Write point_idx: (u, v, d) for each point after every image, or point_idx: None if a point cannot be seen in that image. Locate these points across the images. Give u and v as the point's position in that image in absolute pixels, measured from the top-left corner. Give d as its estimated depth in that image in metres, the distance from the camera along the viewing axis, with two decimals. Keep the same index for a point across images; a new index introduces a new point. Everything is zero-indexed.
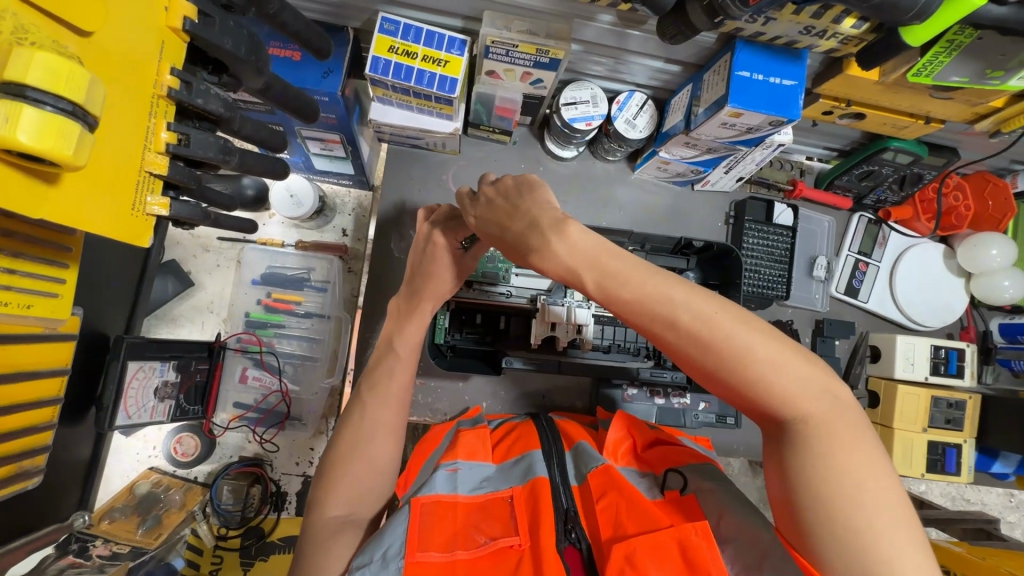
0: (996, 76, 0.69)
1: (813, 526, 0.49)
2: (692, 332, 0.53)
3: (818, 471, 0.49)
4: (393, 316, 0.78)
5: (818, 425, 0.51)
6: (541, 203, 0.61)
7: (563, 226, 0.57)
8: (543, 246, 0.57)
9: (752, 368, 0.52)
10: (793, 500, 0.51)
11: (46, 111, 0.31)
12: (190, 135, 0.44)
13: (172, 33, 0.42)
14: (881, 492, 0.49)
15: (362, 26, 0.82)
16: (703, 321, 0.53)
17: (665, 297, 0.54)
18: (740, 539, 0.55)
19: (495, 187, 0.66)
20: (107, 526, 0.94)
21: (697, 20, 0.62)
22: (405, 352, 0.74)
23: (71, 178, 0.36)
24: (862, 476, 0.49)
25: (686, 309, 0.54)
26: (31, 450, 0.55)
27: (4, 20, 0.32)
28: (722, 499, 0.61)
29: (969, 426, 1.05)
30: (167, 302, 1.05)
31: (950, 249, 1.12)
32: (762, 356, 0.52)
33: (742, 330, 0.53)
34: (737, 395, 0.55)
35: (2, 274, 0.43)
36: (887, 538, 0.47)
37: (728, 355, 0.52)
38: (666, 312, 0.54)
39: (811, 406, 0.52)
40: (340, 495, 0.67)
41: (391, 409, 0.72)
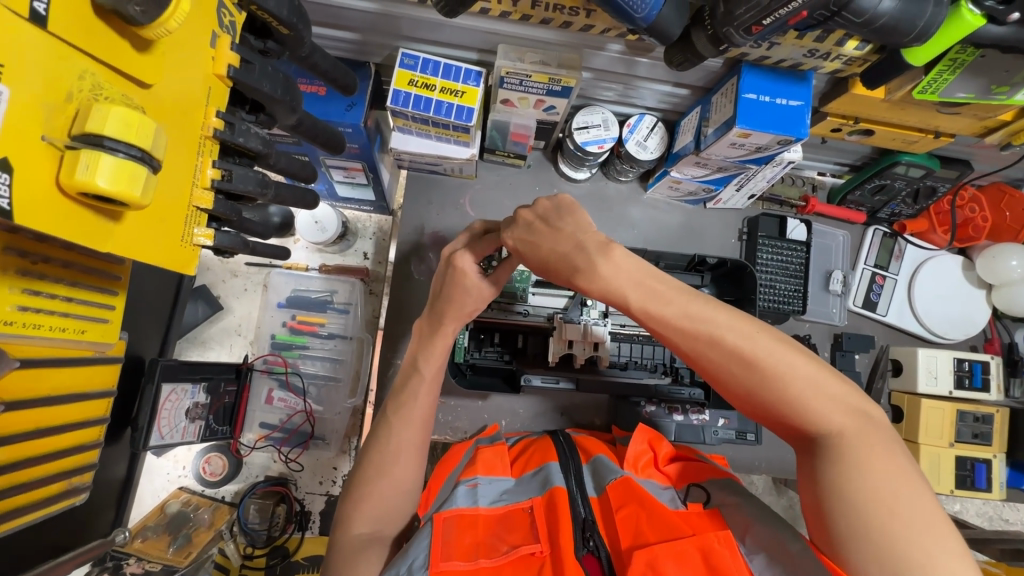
0: (1002, 91, 0.71)
1: (846, 535, 0.49)
2: (733, 350, 0.56)
3: (852, 480, 0.49)
4: (417, 337, 0.80)
5: (852, 438, 0.51)
6: (585, 224, 0.63)
7: (609, 248, 0.61)
8: (589, 268, 0.61)
9: (790, 385, 0.54)
10: (826, 510, 0.51)
11: (120, 157, 0.35)
12: (232, 172, 0.47)
13: (217, 79, 0.46)
14: (917, 504, 0.48)
15: (384, 61, 0.87)
16: (744, 341, 0.56)
17: (708, 318, 0.57)
18: (770, 551, 0.54)
19: (533, 209, 0.66)
20: (139, 544, 0.98)
21: (702, 48, 0.65)
22: (428, 373, 0.76)
23: (132, 215, 0.39)
24: (897, 488, 0.48)
25: (728, 328, 0.56)
26: (79, 467, 0.58)
27: (82, 79, 0.35)
28: (748, 512, 0.59)
29: (998, 441, 1.03)
30: (197, 326, 1.09)
31: (969, 260, 1.11)
32: (800, 374, 0.54)
33: (781, 350, 0.55)
34: (773, 412, 0.56)
35: (61, 302, 0.47)
36: (925, 550, 0.46)
37: (768, 373, 0.54)
38: (710, 331, 0.57)
39: (849, 422, 0.52)
40: (362, 513, 0.69)
41: (414, 427, 0.74)
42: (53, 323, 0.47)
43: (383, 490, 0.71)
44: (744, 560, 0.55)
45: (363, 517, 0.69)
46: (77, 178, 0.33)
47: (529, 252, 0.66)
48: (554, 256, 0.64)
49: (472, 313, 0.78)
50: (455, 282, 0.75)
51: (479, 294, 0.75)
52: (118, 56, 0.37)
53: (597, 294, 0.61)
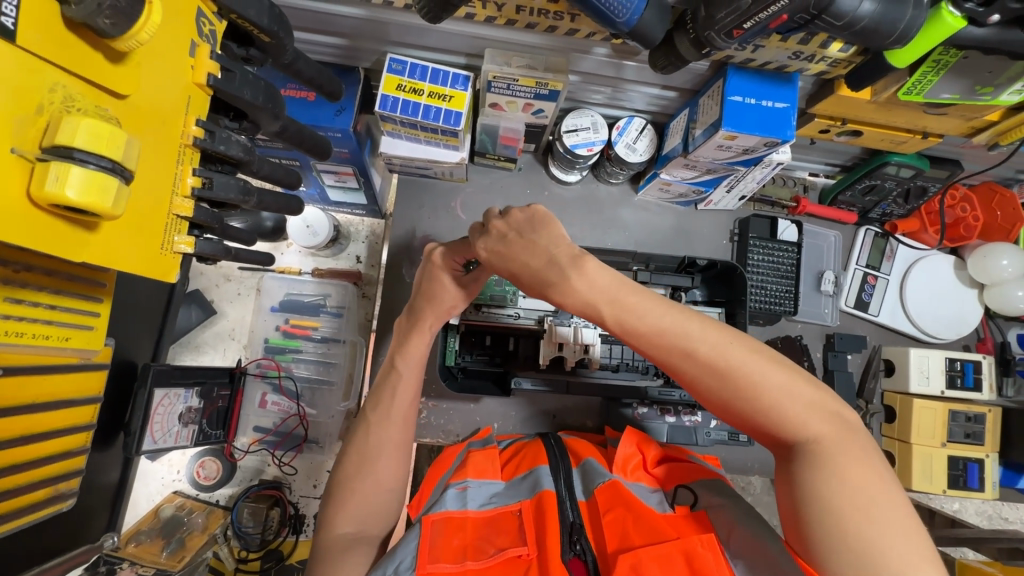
0: (987, 91, 0.71)
1: (823, 542, 0.49)
2: (707, 362, 0.56)
3: (828, 487, 0.50)
4: (396, 334, 0.80)
5: (826, 444, 0.52)
6: (557, 237, 0.63)
7: (581, 261, 0.61)
8: (562, 280, 0.61)
9: (764, 395, 0.54)
10: (804, 518, 0.51)
11: (90, 169, 0.35)
12: (213, 179, 0.47)
13: (197, 88, 0.46)
14: (891, 509, 0.48)
15: (373, 66, 0.87)
16: (718, 352, 0.56)
17: (682, 330, 0.57)
18: (750, 556, 0.54)
19: (505, 220, 0.67)
20: (133, 549, 0.97)
21: (686, 52, 0.65)
22: (406, 371, 0.76)
23: (109, 225, 0.40)
24: (872, 493, 0.49)
25: (701, 339, 0.57)
26: (64, 474, 0.59)
27: (54, 92, 0.36)
28: (733, 515, 0.59)
29: (990, 440, 1.03)
30: (190, 331, 1.10)
31: (960, 260, 1.11)
32: (774, 383, 0.54)
33: (755, 360, 0.55)
34: (749, 421, 0.56)
35: (44, 310, 0.48)
36: (901, 555, 0.46)
37: (742, 384, 0.55)
38: (683, 343, 0.57)
39: (823, 428, 0.53)
40: (346, 511, 0.69)
41: (396, 426, 0.75)
42: (36, 331, 0.47)
43: (371, 494, 0.71)
44: (727, 563, 0.55)
45: (346, 516, 0.69)
46: (47, 189, 0.34)
47: (501, 263, 0.67)
48: (527, 271, 0.64)
49: (451, 311, 0.79)
50: (434, 279, 0.77)
51: (457, 293, 0.77)
52: (91, 68, 0.37)
53: (572, 305, 0.61)
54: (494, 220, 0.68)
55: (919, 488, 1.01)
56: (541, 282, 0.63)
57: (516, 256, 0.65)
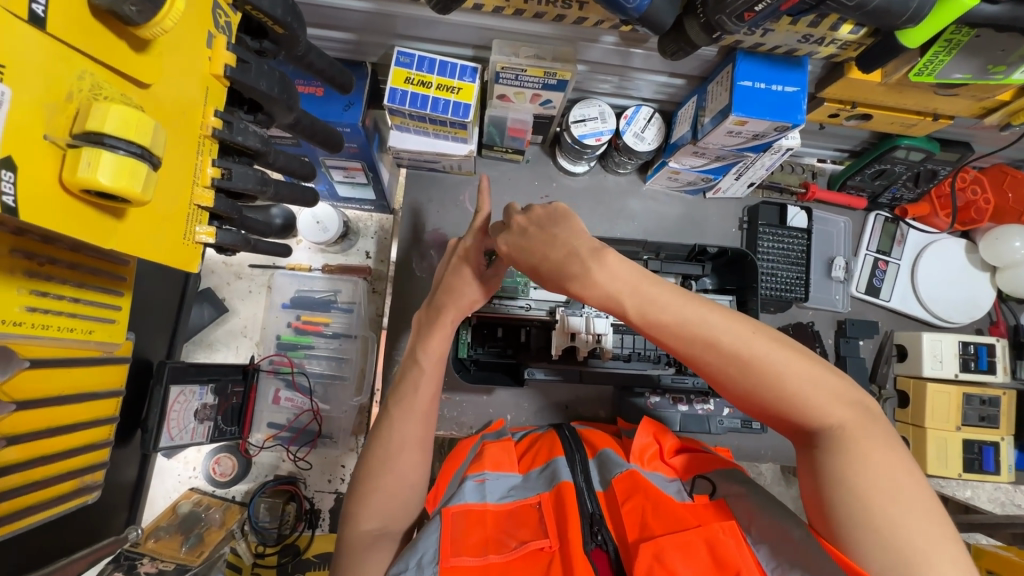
0: (999, 70, 0.70)
1: (849, 527, 0.49)
2: (730, 351, 0.55)
3: (853, 473, 0.49)
4: (416, 330, 0.81)
5: (850, 430, 0.52)
6: (579, 231, 0.63)
7: (602, 253, 0.61)
8: (584, 274, 0.60)
9: (786, 383, 0.54)
10: (828, 503, 0.51)
11: (121, 155, 0.35)
12: (232, 170, 0.48)
13: (215, 79, 0.47)
14: (914, 492, 0.48)
15: (380, 60, 0.88)
16: (740, 341, 0.55)
17: (702, 319, 0.57)
18: (772, 539, 0.54)
19: (527, 215, 0.68)
20: (153, 544, 0.99)
21: (695, 37, 0.65)
22: (427, 364, 0.76)
23: (135, 213, 0.40)
24: (895, 476, 0.49)
25: (722, 328, 0.56)
26: (89, 467, 0.60)
27: (82, 79, 0.36)
28: (753, 502, 0.59)
29: (1006, 423, 1.03)
30: (203, 329, 1.11)
31: (972, 243, 1.11)
32: (795, 370, 0.54)
33: (776, 347, 0.55)
34: (771, 410, 0.56)
35: (68, 303, 0.48)
36: (926, 538, 0.46)
37: (765, 373, 0.54)
38: (705, 332, 0.56)
39: (846, 415, 0.53)
40: (369, 508, 0.69)
41: (415, 421, 0.74)
42: (62, 323, 0.47)
43: (388, 485, 0.71)
44: (750, 548, 0.56)
45: (370, 512, 0.69)
46: (79, 175, 0.34)
47: (522, 256, 0.67)
48: (546, 263, 0.64)
49: (473, 308, 0.79)
50: (457, 273, 0.78)
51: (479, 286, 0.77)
52: (115, 56, 0.37)
53: (596, 299, 0.61)
54: (515, 215, 0.69)
55: (934, 472, 1.01)
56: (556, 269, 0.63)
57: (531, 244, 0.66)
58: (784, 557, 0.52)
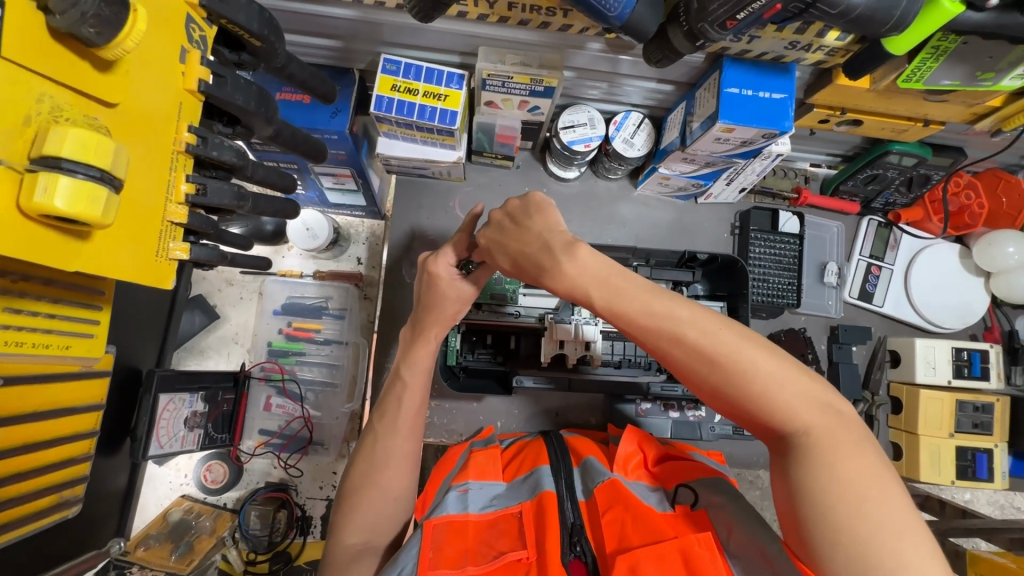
0: (988, 77, 0.70)
1: (815, 536, 0.49)
2: (697, 348, 0.56)
3: (819, 481, 0.49)
4: (401, 346, 0.80)
5: (818, 435, 0.51)
6: (552, 224, 0.64)
7: (574, 247, 0.62)
8: (554, 265, 0.62)
9: (751, 384, 0.54)
10: (796, 511, 0.51)
11: (78, 179, 0.35)
12: (206, 186, 0.47)
13: (189, 94, 0.46)
14: (884, 502, 0.48)
15: (367, 67, 0.87)
16: (709, 339, 0.55)
17: (673, 316, 0.57)
18: (746, 555, 0.55)
19: (504, 209, 0.67)
20: (142, 553, 0.97)
21: (680, 45, 0.65)
22: (411, 379, 0.75)
23: (101, 234, 0.40)
24: (863, 486, 0.48)
25: (691, 325, 0.56)
26: (69, 481, 0.60)
27: (42, 102, 0.36)
28: (732, 513, 0.59)
29: (999, 430, 1.02)
30: (194, 336, 1.11)
31: (965, 248, 1.10)
32: (765, 371, 0.54)
33: (746, 347, 0.55)
34: (740, 410, 0.56)
35: (43, 319, 0.48)
36: (894, 552, 0.46)
37: (731, 372, 0.54)
38: (673, 329, 0.57)
39: (813, 419, 0.52)
40: (355, 522, 0.69)
41: (404, 438, 0.74)
42: (36, 340, 0.47)
43: (372, 496, 0.71)
44: (725, 562, 0.55)
45: (354, 527, 0.69)
46: (35, 201, 0.34)
47: (498, 256, 0.68)
48: (523, 256, 0.65)
49: (456, 316, 0.78)
50: (433, 287, 0.76)
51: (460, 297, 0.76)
52: (77, 76, 0.37)
53: (564, 288, 0.62)
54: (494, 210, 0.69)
55: (927, 480, 1.01)
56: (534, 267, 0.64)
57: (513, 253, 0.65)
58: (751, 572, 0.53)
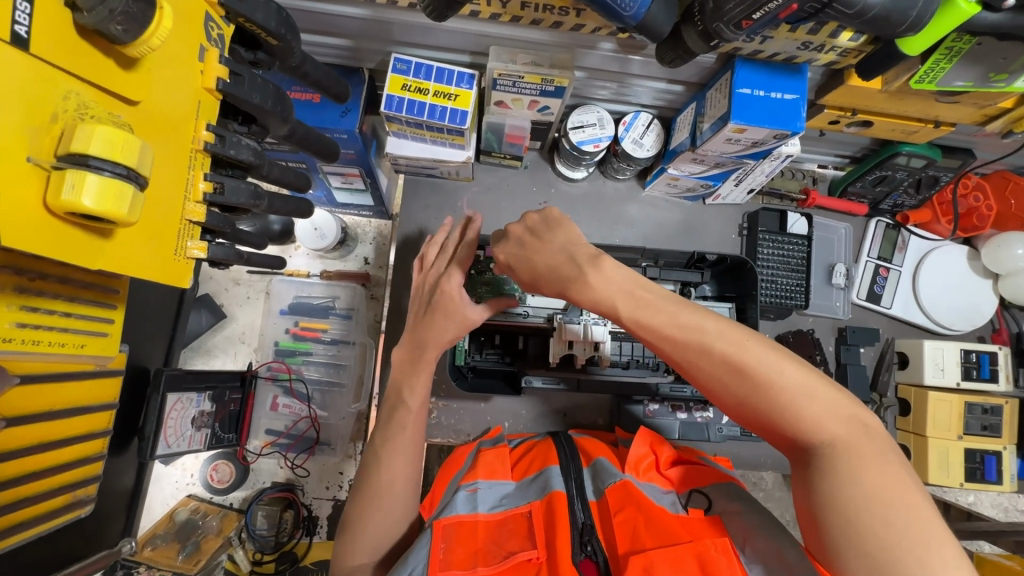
0: (1001, 78, 0.70)
1: (841, 548, 0.48)
2: (723, 358, 0.56)
3: (845, 492, 0.49)
4: (398, 367, 0.79)
5: (844, 447, 0.51)
6: (574, 236, 0.64)
7: (599, 260, 0.61)
8: (580, 278, 0.61)
9: (778, 395, 0.53)
10: (820, 523, 0.50)
11: (106, 176, 0.35)
12: (224, 184, 0.47)
13: (207, 93, 0.46)
14: (912, 515, 0.47)
15: (377, 67, 0.87)
16: (735, 349, 0.55)
17: (699, 327, 0.57)
18: (766, 562, 0.54)
19: (522, 223, 0.68)
20: (149, 553, 0.98)
21: (694, 45, 0.65)
22: (414, 404, 0.75)
23: (123, 233, 0.40)
24: (890, 498, 0.48)
25: (718, 336, 0.56)
26: (83, 480, 0.60)
27: (68, 99, 0.36)
28: (748, 520, 0.59)
29: (1008, 432, 1.02)
30: (200, 335, 1.11)
31: (973, 250, 1.10)
32: (790, 382, 0.54)
33: (772, 358, 0.55)
34: (765, 422, 0.56)
35: (60, 317, 0.48)
36: (920, 563, 0.45)
37: (757, 382, 0.54)
38: (699, 339, 0.57)
39: (840, 432, 0.52)
40: (370, 526, 0.70)
41: (403, 458, 0.73)
42: (53, 338, 0.47)
43: (387, 495, 0.71)
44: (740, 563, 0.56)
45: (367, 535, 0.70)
46: (63, 198, 0.34)
47: (517, 256, 0.68)
48: (546, 270, 0.64)
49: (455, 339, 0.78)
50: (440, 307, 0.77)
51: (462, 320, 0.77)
52: (102, 74, 0.37)
53: (587, 303, 0.61)
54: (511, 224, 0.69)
55: (936, 482, 1.01)
56: (559, 277, 0.63)
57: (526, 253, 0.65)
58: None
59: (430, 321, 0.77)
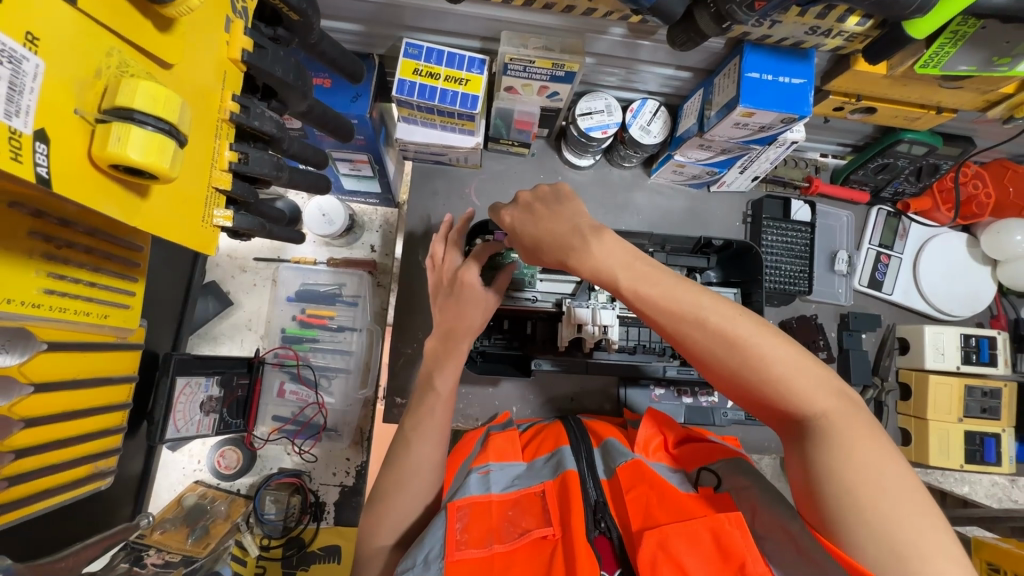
0: (1004, 63, 0.71)
1: (838, 515, 0.49)
2: (717, 332, 0.56)
3: (839, 460, 0.50)
4: (430, 358, 0.80)
5: (833, 419, 0.52)
6: (582, 209, 0.64)
7: (602, 231, 0.61)
8: (582, 248, 0.61)
9: (770, 367, 0.54)
10: (816, 490, 0.51)
11: (149, 131, 0.35)
12: (249, 154, 0.48)
13: (232, 64, 0.47)
14: (899, 482, 0.49)
15: (387, 53, 0.88)
16: (729, 323, 0.56)
17: (694, 301, 0.57)
18: (772, 536, 0.55)
19: (533, 191, 0.69)
20: (159, 536, 0.98)
21: (705, 27, 0.66)
22: (444, 391, 0.76)
23: (156, 192, 0.40)
24: (880, 466, 0.49)
25: (713, 310, 0.57)
26: (103, 452, 0.61)
27: (110, 56, 0.36)
28: (756, 495, 0.60)
29: (1006, 415, 1.04)
30: (208, 322, 1.11)
31: (973, 237, 1.11)
32: (782, 356, 0.54)
33: (764, 332, 0.55)
34: (757, 396, 0.56)
35: (85, 287, 0.51)
36: (914, 525, 0.47)
37: (750, 355, 0.55)
38: (695, 313, 0.57)
39: (829, 404, 0.53)
40: (394, 512, 0.71)
41: (434, 444, 0.74)
42: (78, 307, 0.50)
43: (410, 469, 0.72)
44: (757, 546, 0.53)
45: (389, 523, 0.70)
46: (108, 150, 0.34)
47: (526, 229, 0.68)
48: (550, 237, 0.65)
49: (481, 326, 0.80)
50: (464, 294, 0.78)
51: (486, 306, 0.79)
52: (141, 34, 0.38)
53: (587, 274, 0.61)
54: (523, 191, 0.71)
55: (937, 464, 1.02)
56: (561, 245, 0.63)
57: (546, 222, 0.66)
58: (782, 553, 0.53)
59: (456, 311, 0.78)
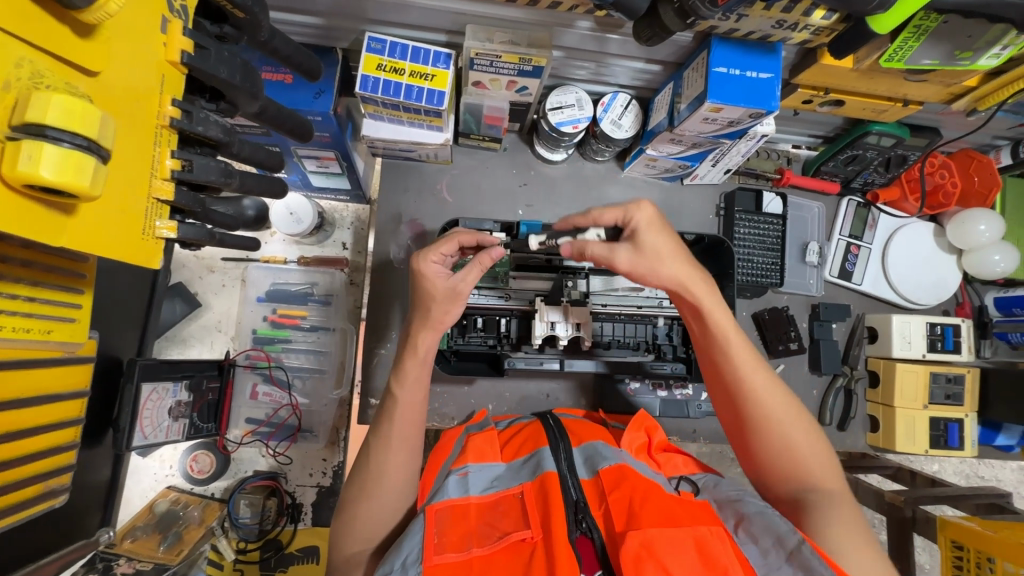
0: (966, 56, 0.71)
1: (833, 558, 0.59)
2: (768, 403, 0.67)
3: (839, 518, 0.61)
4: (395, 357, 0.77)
5: (835, 491, 0.64)
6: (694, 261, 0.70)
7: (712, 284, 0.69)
8: (703, 291, 0.68)
9: (799, 443, 0.66)
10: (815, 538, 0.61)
11: (64, 148, 0.34)
12: (192, 161, 0.46)
13: (172, 66, 0.45)
14: (876, 551, 0.60)
15: (351, 46, 0.85)
16: (776, 402, 0.68)
17: (754, 377, 0.69)
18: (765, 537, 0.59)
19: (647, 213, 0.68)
20: (129, 545, 0.97)
21: (670, 22, 0.65)
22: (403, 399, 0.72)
23: (86, 208, 0.39)
24: (864, 534, 0.61)
25: (767, 387, 0.68)
26: (55, 470, 0.59)
27: (21, 67, 0.34)
28: (745, 507, 0.63)
29: (969, 400, 1.07)
30: (175, 325, 1.08)
31: (940, 226, 1.13)
32: (806, 437, 0.67)
33: (798, 417, 0.68)
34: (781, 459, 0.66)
35: (23, 303, 0.48)
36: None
37: (786, 426, 0.66)
38: (753, 384, 0.68)
39: (832, 483, 0.65)
40: (354, 534, 0.70)
41: (399, 454, 0.72)
42: (17, 323, 0.48)
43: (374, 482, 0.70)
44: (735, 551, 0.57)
45: (353, 538, 0.70)
46: (18, 169, 0.33)
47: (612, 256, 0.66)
48: (669, 266, 0.67)
49: (446, 321, 0.74)
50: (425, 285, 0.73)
51: (447, 298, 0.73)
52: (58, 42, 0.36)
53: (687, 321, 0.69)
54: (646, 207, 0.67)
55: (904, 450, 1.05)
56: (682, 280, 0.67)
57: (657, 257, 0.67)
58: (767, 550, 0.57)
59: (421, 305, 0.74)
